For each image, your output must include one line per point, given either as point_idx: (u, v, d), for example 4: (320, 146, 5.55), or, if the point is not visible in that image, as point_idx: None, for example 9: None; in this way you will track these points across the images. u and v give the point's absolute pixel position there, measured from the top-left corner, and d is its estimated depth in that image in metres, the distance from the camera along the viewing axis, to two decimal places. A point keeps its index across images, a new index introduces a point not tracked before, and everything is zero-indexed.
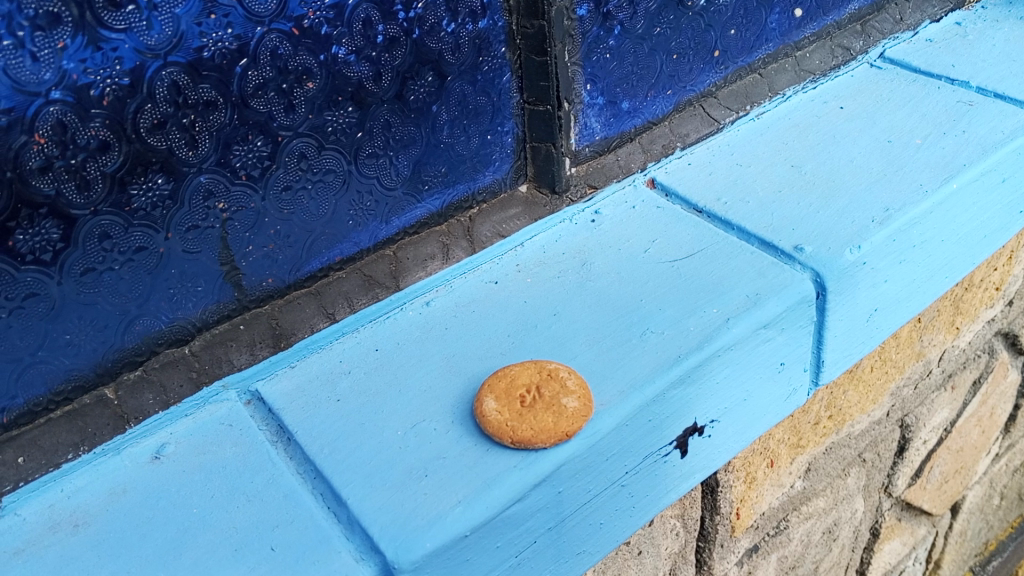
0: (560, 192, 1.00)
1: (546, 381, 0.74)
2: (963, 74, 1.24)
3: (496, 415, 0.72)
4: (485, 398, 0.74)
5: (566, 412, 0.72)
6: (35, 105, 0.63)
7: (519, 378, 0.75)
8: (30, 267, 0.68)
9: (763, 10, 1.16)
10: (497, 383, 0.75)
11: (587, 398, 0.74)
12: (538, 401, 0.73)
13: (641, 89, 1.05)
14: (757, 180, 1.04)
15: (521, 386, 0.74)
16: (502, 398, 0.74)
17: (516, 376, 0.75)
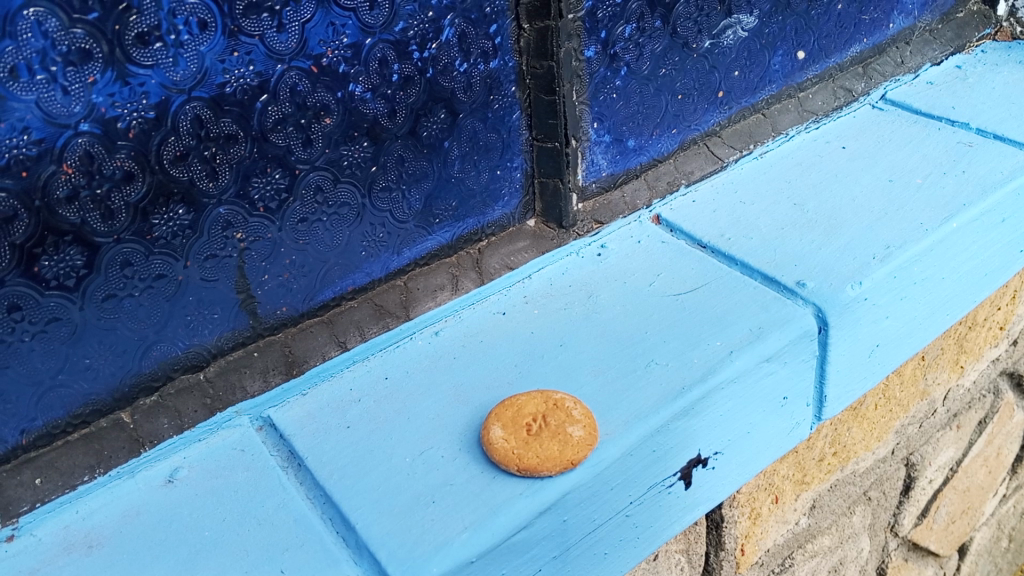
0: (568, 227, 1.02)
1: (552, 410, 0.76)
2: (963, 116, 1.27)
3: (503, 443, 0.74)
4: (493, 426, 0.75)
5: (572, 441, 0.74)
6: (65, 137, 0.65)
7: (526, 407, 0.76)
8: (54, 293, 0.70)
9: (767, 52, 1.19)
10: (504, 412, 0.77)
11: (592, 427, 0.75)
12: (544, 429, 0.75)
13: (647, 128, 1.08)
14: (761, 217, 1.07)
15: (527, 414, 0.76)
16: (509, 426, 0.75)
17: (523, 405, 0.77)
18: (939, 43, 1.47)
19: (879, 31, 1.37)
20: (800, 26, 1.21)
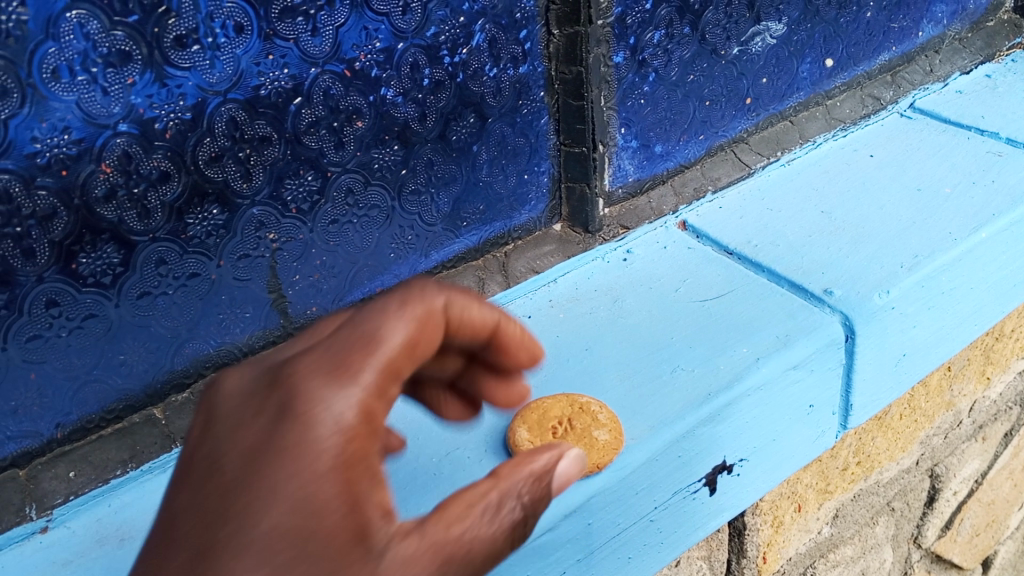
0: (594, 231, 1.02)
1: (578, 414, 0.77)
2: (992, 125, 1.27)
3: (528, 445, 0.75)
4: (518, 428, 0.76)
5: (597, 444, 0.74)
6: (104, 137, 0.67)
7: (551, 411, 0.77)
8: (90, 289, 0.71)
9: (795, 59, 1.18)
10: (530, 415, 0.77)
11: (618, 431, 0.76)
12: (570, 432, 0.75)
13: (674, 134, 1.08)
14: (788, 224, 1.07)
15: (553, 418, 0.77)
16: (534, 429, 0.76)
17: (548, 409, 0.78)
18: (969, 52, 1.46)
19: (908, 39, 1.36)
20: (828, 33, 1.21)
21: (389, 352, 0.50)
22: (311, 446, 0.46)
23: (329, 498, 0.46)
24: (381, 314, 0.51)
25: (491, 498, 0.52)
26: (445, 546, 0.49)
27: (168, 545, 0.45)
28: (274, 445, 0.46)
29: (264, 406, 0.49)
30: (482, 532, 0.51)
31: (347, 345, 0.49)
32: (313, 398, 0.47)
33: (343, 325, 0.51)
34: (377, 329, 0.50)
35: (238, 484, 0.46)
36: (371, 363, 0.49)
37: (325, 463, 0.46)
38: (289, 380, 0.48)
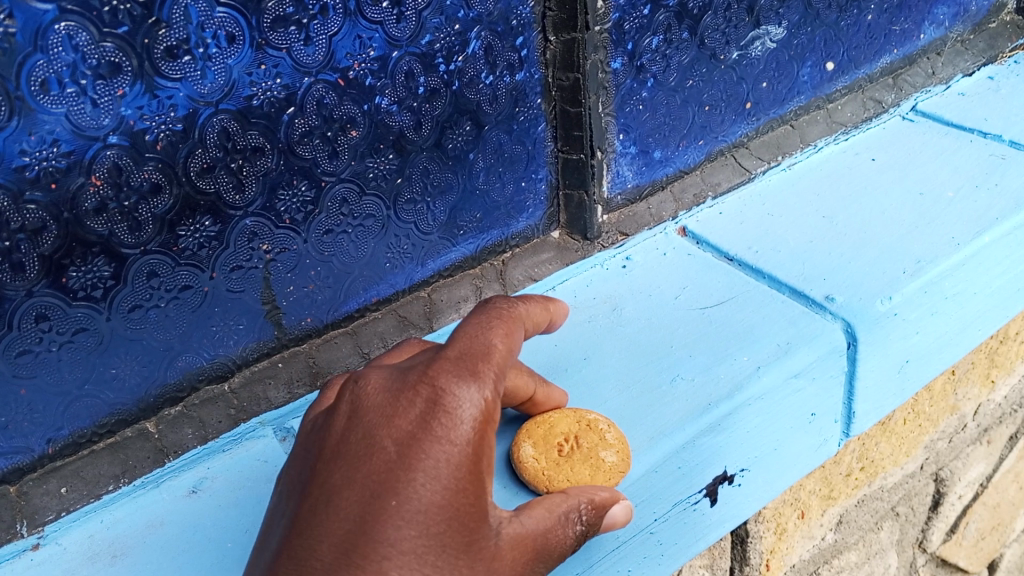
0: (592, 238, 1.02)
1: (585, 432, 0.75)
2: (995, 128, 1.26)
3: (534, 462, 0.73)
4: (523, 443, 0.74)
5: (603, 466, 0.73)
6: (94, 149, 0.66)
7: (558, 426, 0.76)
8: (81, 303, 0.71)
9: (795, 63, 1.17)
10: (535, 429, 0.76)
11: (624, 453, 0.75)
12: (576, 452, 0.74)
13: (673, 139, 1.07)
14: (788, 230, 1.06)
15: (559, 434, 0.75)
16: (539, 445, 0.74)
17: (555, 424, 0.76)
18: (970, 54, 1.45)
19: (910, 41, 1.35)
20: (829, 36, 1.20)
21: (501, 361, 0.56)
22: (455, 453, 0.52)
23: (470, 495, 0.53)
24: (488, 327, 0.57)
25: (568, 496, 0.63)
26: (539, 535, 0.59)
27: (335, 544, 0.50)
28: (423, 453, 0.52)
29: (402, 410, 0.53)
30: (562, 519, 0.61)
31: (470, 354, 0.55)
32: (453, 406, 0.53)
33: (459, 336, 0.57)
34: (491, 341, 0.56)
35: (389, 489, 0.51)
36: (492, 376, 0.55)
37: (466, 466, 0.53)
38: (429, 389, 0.53)
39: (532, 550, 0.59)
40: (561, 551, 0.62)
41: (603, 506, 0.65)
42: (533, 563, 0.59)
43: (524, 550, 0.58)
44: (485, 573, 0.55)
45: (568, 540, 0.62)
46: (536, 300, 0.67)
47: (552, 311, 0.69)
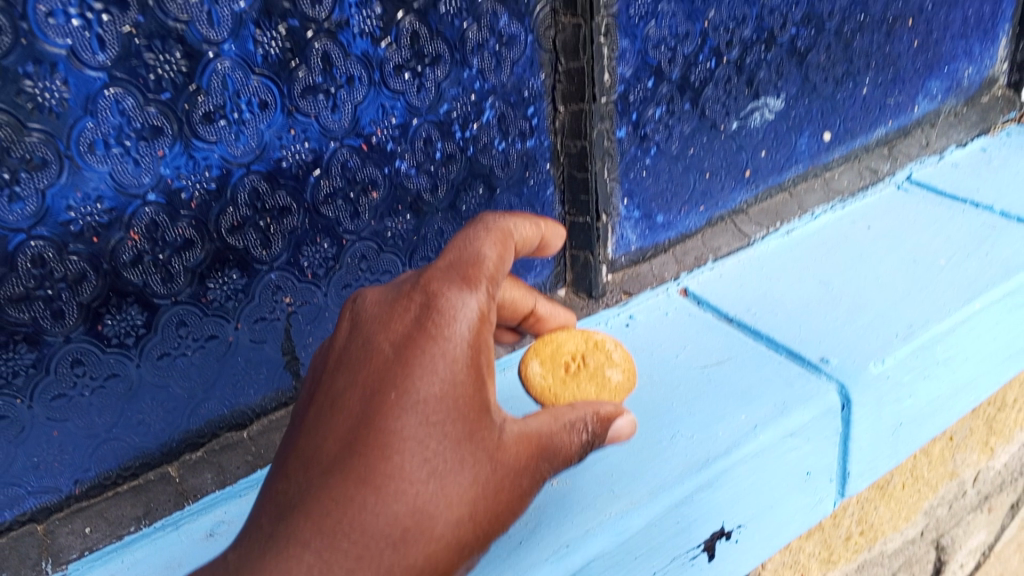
0: (596, 297, 1.07)
1: (591, 351, 0.92)
2: (987, 199, 1.31)
3: (542, 377, 0.90)
4: (533, 362, 0.92)
5: (608, 380, 0.89)
6: (134, 205, 0.71)
7: (566, 345, 0.92)
8: (113, 350, 0.74)
9: (793, 133, 1.23)
10: (544, 350, 0.93)
11: (624, 371, 0.92)
12: (584, 368, 0.90)
13: (675, 204, 1.12)
14: (786, 293, 1.10)
15: (567, 353, 0.92)
16: (547, 362, 0.91)
17: (562, 343, 0.93)
18: (963, 127, 1.51)
19: (904, 113, 1.41)
20: (826, 108, 1.26)
21: (492, 271, 0.62)
22: (450, 346, 0.58)
23: (470, 388, 0.58)
24: (478, 242, 0.64)
25: (574, 409, 0.68)
26: (545, 433, 0.65)
27: (342, 434, 0.57)
28: (419, 348, 0.58)
29: (402, 317, 0.61)
30: (567, 427, 0.66)
31: (461, 263, 0.62)
32: (446, 308, 0.59)
33: (451, 251, 0.64)
34: (483, 253, 0.63)
35: (390, 379, 0.58)
36: (484, 282, 0.61)
37: (463, 361, 0.58)
38: (424, 296, 0.61)
39: (536, 450, 0.63)
40: (568, 454, 0.66)
41: (607, 419, 0.70)
42: (538, 462, 0.64)
43: (527, 449, 0.63)
44: (492, 462, 0.60)
45: (574, 446, 0.67)
46: (528, 220, 0.71)
47: (543, 229, 0.73)
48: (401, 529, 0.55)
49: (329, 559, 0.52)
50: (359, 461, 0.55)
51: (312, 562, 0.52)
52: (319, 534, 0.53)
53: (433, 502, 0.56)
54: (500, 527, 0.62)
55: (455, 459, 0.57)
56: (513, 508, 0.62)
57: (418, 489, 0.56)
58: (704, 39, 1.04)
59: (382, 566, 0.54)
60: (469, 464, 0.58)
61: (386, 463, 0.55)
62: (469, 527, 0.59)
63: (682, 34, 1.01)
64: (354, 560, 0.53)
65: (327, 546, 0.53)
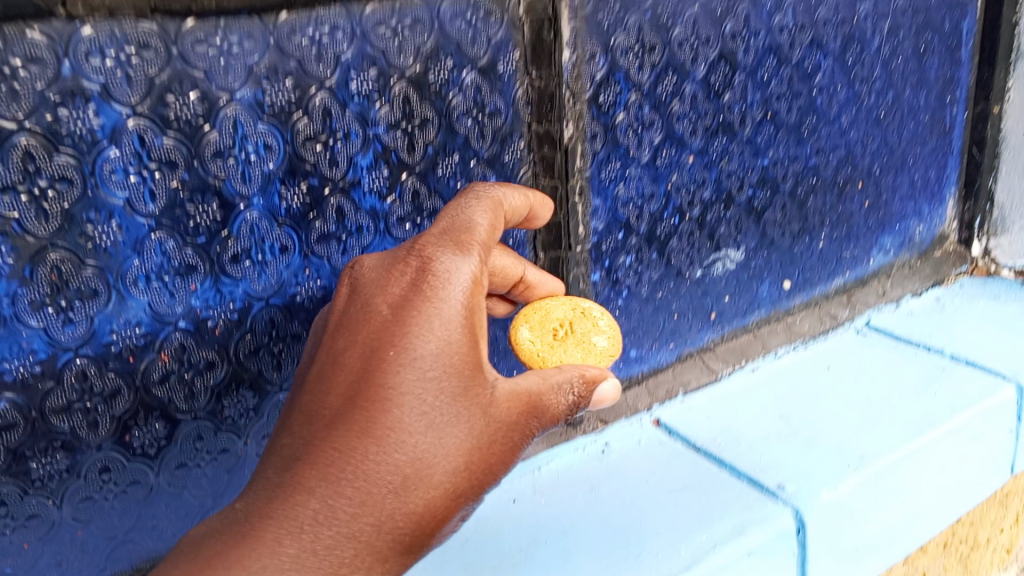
0: (576, 424, 1.17)
1: (578, 319, 0.96)
2: (939, 343, 1.43)
3: (530, 342, 0.94)
4: (523, 328, 0.96)
5: (593, 347, 0.93)
6: (166, 331, 0.82)
7: (553, 314, 0.97)
8: (137, 458, 0.84)
9: (754, 281, 1.36)
10: (534, 316, 0.97)
11: (611, 337, 0.96)
12: (570, 335, 0.94)
13: (646, 341, 1.24)
14: (749, 425, 1.20)
15: (554, 321, 0.96)
16: (536, 329, 0.95)
17: (550, 312, 0.97)
18: (918, 278, 1.64)
19: (860, 265, 1.54)
20: (784, 259, 1.39)
21: (480, 236, 0.77)
22: (445, 309, 0.71)
23: (461, 347, 0.70)
24: (472, 210, 0.79)
25: (561, 372, 0.78)
26: (535, 393, 0.75)
27: (345, 388, 0.69)
28: (415, 310, 0.71)
29: (399, 280, 0.74)
30: (555, 388, 0.76)
31: (452, 233, 0.76)
32: (440, 271, 0.73)
33: (445, 222, 0.78)
34: (473, 219, 0.78)
35: (388, 340, 0.70)
36: (472, 246, 0.75)
37: (455, 321, 0.71)
38: (418, 262, 0.75)
39: (528, 407, 0.74)
40: (556, 413, 0.76)
41: (593, 381, 0.79)
42: (531, 418, 0.74)
43: (521, 406, 0.74)
44: (484, 416, 0.71)
45: (562, 405, 0.77)
46: (516, 192, 0.86)
47: (531, 201, 0.88)
48: (402, 476, 0.66)
49: (333, 503, 0.65)
50: (360, 414, 0.67)
51: (317, 508, 0.65)
52: (323, 482, 0.65)
53: (430, 449, 0.68)
54: (496, 476, 0.73)
55: (450, 411, 0.69)
56: (506, 460, 0.73)
57: (415, 440, 0.67)
58: (667, 198, 1.18)
59: (383, 509, 0.66)
60: (463, 417, 0.69)
61: (385, 415, 0.67)
62: (465, 475, 0.69)
63: (648, 194, 1.15)
64: (355, 505, 0.65)
65: (330, 494, 0.65)
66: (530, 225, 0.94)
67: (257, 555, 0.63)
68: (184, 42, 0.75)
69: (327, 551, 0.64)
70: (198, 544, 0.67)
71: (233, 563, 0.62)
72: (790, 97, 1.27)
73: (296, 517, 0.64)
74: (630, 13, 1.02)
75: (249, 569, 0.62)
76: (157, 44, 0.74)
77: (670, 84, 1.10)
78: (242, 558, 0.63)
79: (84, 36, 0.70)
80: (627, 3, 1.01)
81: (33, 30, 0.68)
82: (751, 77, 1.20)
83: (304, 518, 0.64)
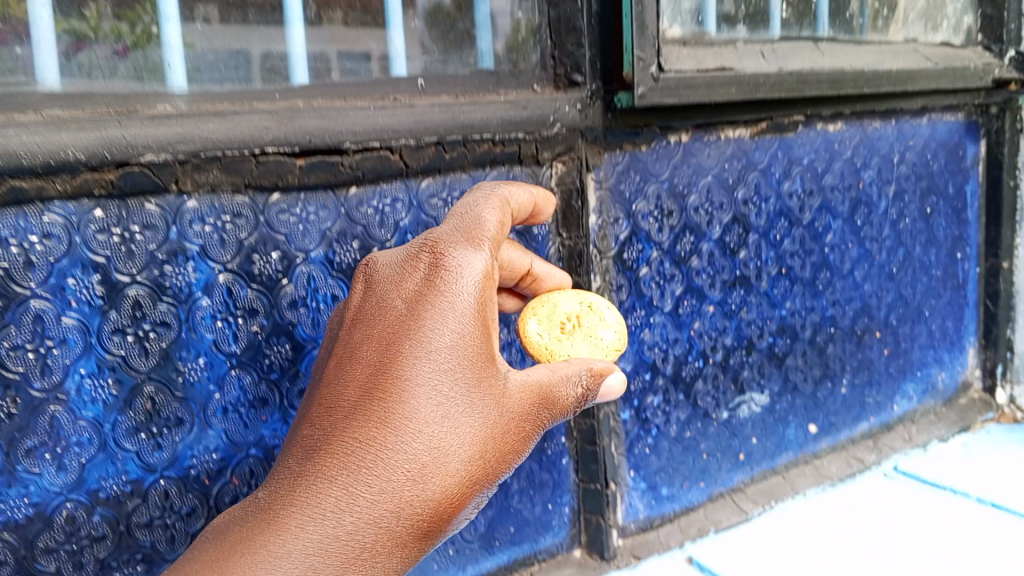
0: (608, 557, 1.23)
1: (586, 312, 0.96)
2: (966, 486, 1.47)
3: (538, 337, 0.94)
4: (531, 321, 0.95)
5: (600, 343, 0.94)
6: (239, 457, 0.95)
7: (562, 306, 0.95)
8: None
9: (780, 424, 1.43)
10: (541, 308, 0.96)
11: (617, 330, 0.96)
12: (578, 329, 0.94)
13: (677, 479, 1.31)
14: (777, 564, 1.25)
15: (563, 314, 0.95)
16: (544, 322, 0.94)
17: (558, 304, 0.96)
18: (944, 423, 1.67)
19: (885, 410, 1.60)
20: (808, 404, 1.47)
21: (490, 231, 0.78)
22: (458, 301, 0.72)
23: (474, 340, 0.72)
24: (480, 207, 0.81)
25: (571, 365, 0.82)
26: (545, 385, 0.78)
27: (361, 381, 0.70)
28: (429, 302, 0.72)
29: (413, 275, 0.75)
30: (566, 380, 0.80)
31: (464, 229, 0.77)
32: (452, 265, 0.74)
33: (455, 219, 0.79)
34: (483, 216, 0.79)
35: (404, 333, 0.71)
36: (484, 240, 0.77)
37: (468, 314, 0.72)
38: (431, 256, 0.75)
39: (538, 399, 0.77)
40: (567, 404, 0.80)
41: (600, 374, 0.84)
42: (541, 408, 0.77)
43: (530, 398, 0.76)
44: (498, 407, 0.72)
45: (572, 397, 0.81)
46: (521, 189, 0.89)
47: (535, 197, 0.91)
48: (419, 466, 0.67)
49: (354, 491, 0.65)
50: (379, 405, 0.68)
51: (339, 496, 0.65)
52: (344, 471, 0.66)
53: (447, 438, 0.69)
54: (508, 465, 0.74)
55: (465, 403, 0.70)
56: (518, 449, 0.75)
57: (432, 430, 0.68)
58: (691, 343, 1.28)
59: (400, 498, 0.67)
60: (477, 408, 0.71)
61: (403, 406, 0.68)
62: (479, 463, 0.71)
63: (672, 339, 1.26)
64: (376, 493, 0.66)
65: (352, 482, 0.66)
66: (534, 219, 0.96)
67: (283, 539, 0.63)
68: (270, 212, 0.92)
69: (349, 537, 0.64)
70: (223, 531, 0.66)
71: (258, 549, 0.62)
72: (804, 255, 1.39)
73: (320, 504, 0.65)
74: (648, 183, 1.18)
75: (268, 558, 0.62)
76: (248, 214, 0.91)
77: (687, 243, 1.24)
78: (269, 543, 0.62)
79: (189, 207, 0.87)
80: (647, 173, 1.17)
81: (150, 204, 0.85)
82: (763, 237, 1.33)
83: (326, 505, 0.65)
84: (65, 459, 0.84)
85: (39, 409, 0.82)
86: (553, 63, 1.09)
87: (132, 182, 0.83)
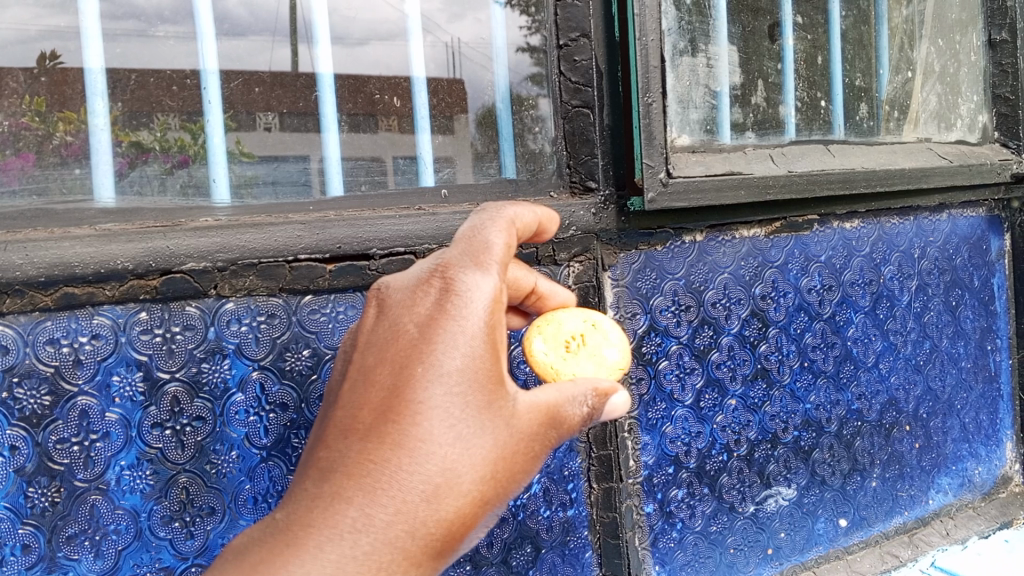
0: None
1: (591, 330, 0.90)
2: None
3: (545, 356, 0.89)
4: (537, 341, 0.90)
5: (606, 362, 0.88)
6: None
7: (567, 326, 0.90)
8: None
9: (809, 517, 1.41)
10: (547, 327, 0.91)
11: (623, 350, 0.90)
12: (583, 347, 0.89)
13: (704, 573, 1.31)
14: None
15: (568, 333, 0.90)
16: (550, 341, 0.89)
17: (564, 322, 0.91)
18: (984, 517, 1.61)
19: (919, 504, 1.56)
20: (838, 498, 1.45)
21: (499, 253, 0.75)
22: (468, 324, 0.69)
23: (485, 361, 0.68)
24: (487, 230, 0.77)
25: (576, 384, 0.77)
26: (555, 406, 0.74)
27: (376, 404, 0.67)
28: (440, 325, 0.69)
29: (425, 299, 0.72)
30: (571, 399, 0.75)
31: (471, 249, 0.74)
32: (462, 289, 0.71)
33: (462, 239, 0.76)
34: (492, 237, 0.76)
35: (415, 355, 0.68)
36: (492, 263, 0.73)
37: (480, 336, 0.69)
38: (442, 281, 0.72)
39: (549, 418, 0.73)
40: (575, 425, 0.76)
41: (605, 394, 0.78)
42: (551, 430, 0.73)
43: (541, 417, 0.73)
44: (509, 427, 0.69)
45: (576, 417, 0.76)
46: (527, 207, 0.84)
47: (540, 215, 0.86)
48: (433, 486, 0.65)
49: (371, 512, 0.62)
50: (393, 427, 0.65)
51: (356, 516, 0.62)
52: (362, 492, 0.63)
53: (460, 459, 0.66)
54: (517, 484, 0.72)
55: (477, 423, 0.67)
56: (527, 469, 0.72)
57: (445, 451, 0.65)
58: (714, 436, 1.30)
59: (416, 518, 0.64)
60: (489, 428, 0.68)
61: (416, 427, 0.65)
62: (491, 483, 0.68)
63: (695, 432, 1.28)
64: (391, 513, 0.63)
65: (369, 502, 0.62)
66: (539, 238, 0.90)
67: (301, 561, 0.60)
68: (302, 312, 0.98)
69: (367, 557, 0.61)
70: (241, 553, 0.64)
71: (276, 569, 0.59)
72: (825, 348, 1.41)
73: (337, 524, 0.62)
74: (665, 280, 1.22)
75: None
76: (281, 314, 0.97)
77: (706, 337, 1.27)
78: (288, 564, 0.60)
79: (227, 308, 0.94)
80: (663, 272, 1.22)
81: (190, 305, 0.92)
82: (784, 331, 1.36)
83: (343, 525, 0.62)
84: (103, 546, 0.90)
85: (80, 498, 0.88)
86: (568, 172, 1.15)
87: (174, 288, 0.91)
